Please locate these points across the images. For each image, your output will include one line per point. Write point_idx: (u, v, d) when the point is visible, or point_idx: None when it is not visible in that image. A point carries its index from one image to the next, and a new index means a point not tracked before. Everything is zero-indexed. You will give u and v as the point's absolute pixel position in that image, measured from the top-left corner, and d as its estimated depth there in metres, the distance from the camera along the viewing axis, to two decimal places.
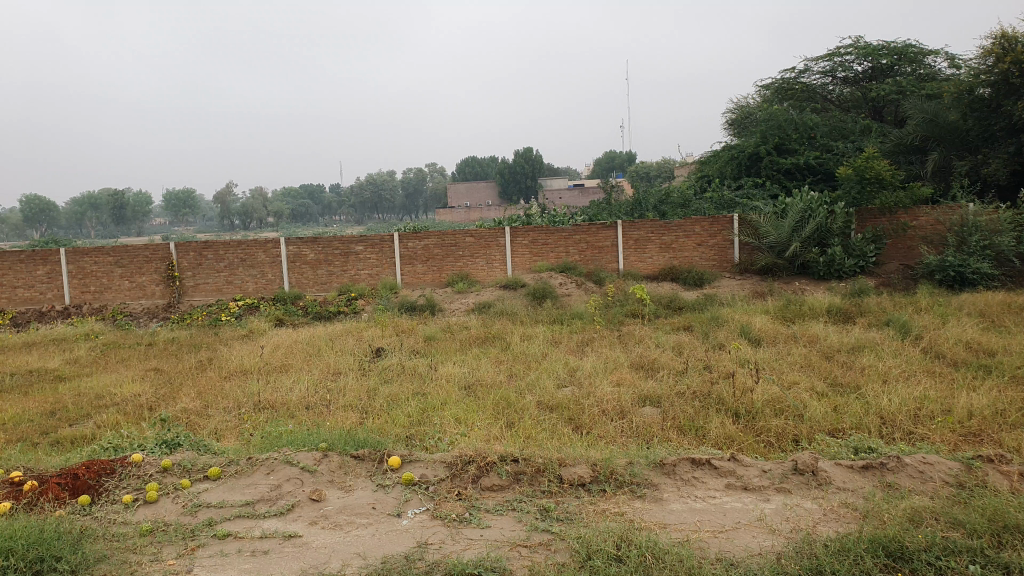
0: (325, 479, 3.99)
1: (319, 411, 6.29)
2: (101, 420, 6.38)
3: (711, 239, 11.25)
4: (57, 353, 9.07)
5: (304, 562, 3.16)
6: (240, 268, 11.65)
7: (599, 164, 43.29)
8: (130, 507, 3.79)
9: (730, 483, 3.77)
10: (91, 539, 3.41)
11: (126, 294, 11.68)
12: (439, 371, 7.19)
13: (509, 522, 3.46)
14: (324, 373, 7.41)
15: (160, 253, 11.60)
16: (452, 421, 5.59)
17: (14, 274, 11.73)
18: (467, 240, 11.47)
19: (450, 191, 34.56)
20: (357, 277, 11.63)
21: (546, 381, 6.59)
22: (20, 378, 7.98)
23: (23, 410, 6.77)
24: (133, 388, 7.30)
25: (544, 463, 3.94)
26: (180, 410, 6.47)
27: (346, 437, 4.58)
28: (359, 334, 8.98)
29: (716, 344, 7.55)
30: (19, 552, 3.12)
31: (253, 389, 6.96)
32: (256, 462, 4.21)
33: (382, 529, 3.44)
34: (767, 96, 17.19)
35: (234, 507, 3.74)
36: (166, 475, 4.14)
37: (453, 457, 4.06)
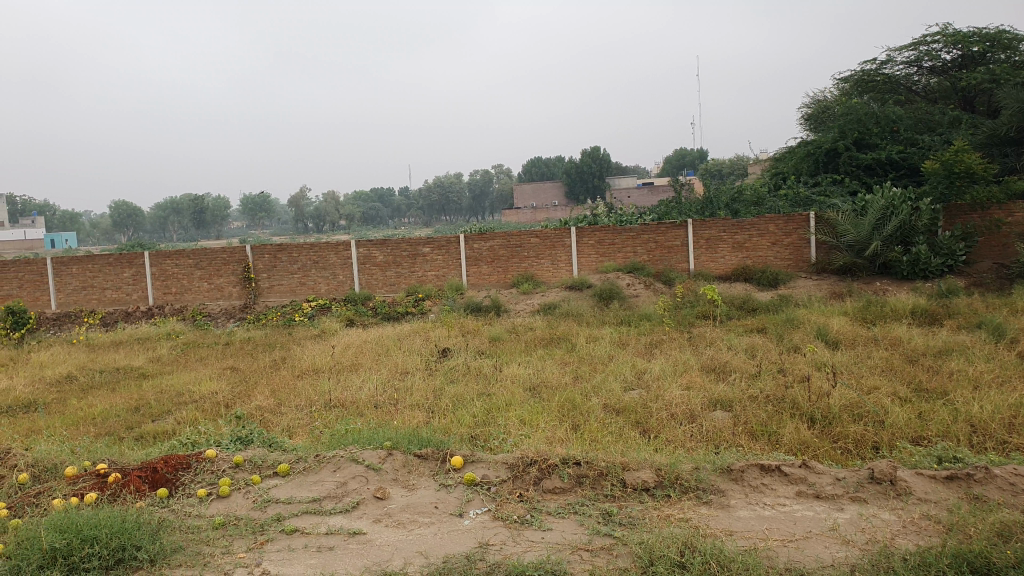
0: (390, 477, 4.04)
1: (386, 409, 6.39)
2: (180, 416, 6.64)
3: (786, 238, 10.92)
4: (142, 351, 9.50)
5: (368, 559, 3.21)
6: (313, 270, 11.95)
7: (668, 163, 42.64)
8: (205, 501, 3.93)
9: (801, 491, 3.64)
10: (168, 530, 3.55)
11: (206, 295, 12.14)
12: (505, 372, 7.21)
13: (571, 524, 3.43)
14: (392, 373, 7.53)
15: (237, 256, 12.03)
16: (517, 422, 5.60)
17: (101, 276, 12.33)
18: (534, 241, 11.46)
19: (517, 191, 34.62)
20: (425, 278, 11.78)
21: (613, 383, 6.53)
22: (107, 375, 8.39)
23: (109, 406, 7.11)
24: (211, 386, 7.58)
25: (608, 466, 3.89)
26: (254, 408, 6.66)
27: (410, 436, 4.63)
28: (425, 335, 9.09)
29: (790, 346, 7.32)
30: (103, 540, 3.28)
31: (324, 387, 7.13)
32: (323, 460, 4.29)
33: (444, 528, 3.47)
34: (846, 89, 16.58)
35: (302, 503, 3.83)
36: (238, 470, 4.28)
37: (515, 458, 4.05)
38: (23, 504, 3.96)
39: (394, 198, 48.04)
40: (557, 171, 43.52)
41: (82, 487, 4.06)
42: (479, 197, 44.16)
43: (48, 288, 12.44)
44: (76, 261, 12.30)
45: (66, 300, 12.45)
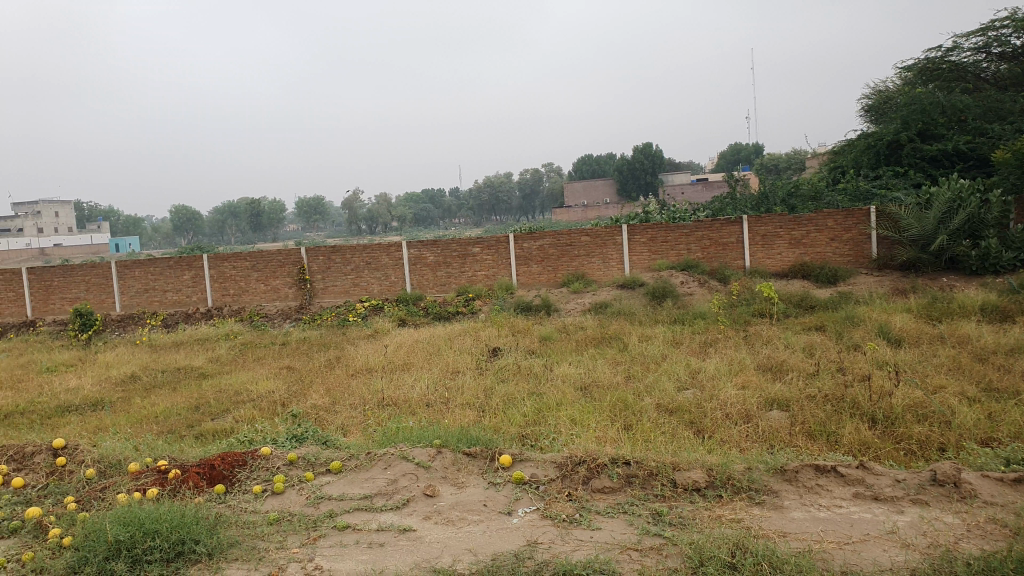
0: (439, 475, 4.07)
1: (438, 408, 6.44)
2: (238, 415, 6.82)
3: (846, 233, 10.62)
4: (202, 352, 9.78)
5: (417, 556, 3.24)
6: (366, 271, 12.13)
7: (724, 158, 41.80)
8: (260, 497, 4.03)
9: (859, 493, 3.54)
10: (225, 525, 3.65)
11: (263, 296, 12.43)
12: (555, 371, 7.19)
13: (620, 524, 3.39)
14: (443, 372, 7.59)
15: (292, 258, 12.29)
16: (568, 422, 5.57)
17: (163, 279, 12.73)
18: (585, 239, 11.40)
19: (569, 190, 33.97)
20: (476, 278, 11.83)
21: (666, 383, 6.45)
22: (168, 375, 8.67)
23: (171, 405, 7.34)
24: (268, 385, 7.77)
25: (658, 466, 3.84)
26: (310, 406, 6.80)
27: (460, 435, 4.65)
28: (476, 334, 9.13)
29: (850, 344, 7.12)
30: (164, 534, 3.38)
31: (377, 386, 7.24)
32: (374, 457, 4.35)
33: (493, 526, 3.48)
34: (909, 78, 16.03)
35: (353, 500, 3.89)
36: (292, 467, 4.37)
37: (564, 458, 4.04)
38: (90, 498, 4.13)
39: (445, 199, 48.36)
40: (609, 168, 43.15)
41: (144, 482, 4.20)
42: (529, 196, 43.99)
43: (112, 291, 12.91)
44: (138, 264, 12.72)
45: (130, 302, 12.90)
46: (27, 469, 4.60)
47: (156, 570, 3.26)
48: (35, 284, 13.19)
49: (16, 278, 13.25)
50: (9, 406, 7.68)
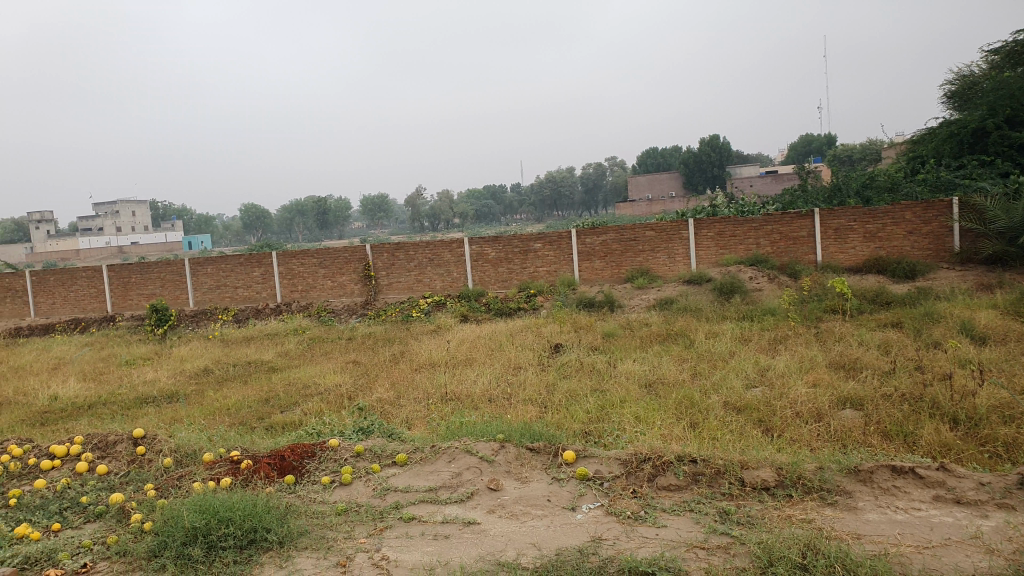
0: (503, 469, 4.09)
1: (500, 404, 6.47)
2: (307, 408, 6.99)
3: (925, 226, 10.19)
4: (272, 346, 10.07)
5: (482, 549, 3.27)
6: (429, 268, 12.27)
7: (794, 149, 40.28)
8: (328, 488, 4.12)
9: (939, 495, 3.40)
10: (295, 514, 3.75)
11: (329, 292, 12.71)
12: (619, 368, 7.13)
13: (686, 522, 3.35)
14: (506, 368, 7.62)
15: (357, 255, 12.53)
16: (632, 420, 5.52)
17: (234, 275, 13.14)
18: (649, 234, 11.25)
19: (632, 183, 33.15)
20: (538, 274, 11.81)
21: (734, 381, 6.32)
22: (240, 369, 8.95)
23: (243, 398, 7.58)
24: (335, 379, 7.95)
25: (725, 464, 3.77)
26: (375, 400, 6.93)
27: (524, 430, 4.66)
28: (538, 330, 9.13)
29: (930, 342, 6.84)
30: (238, 522, 3.50)
31: (440, 381, 7.31)
32: (439, 450, 4.39)
33: (557, 521, 3.47)
34: (996, 61, 15.23)
35: (419, 492, 3.94)
36: (359, 459, 4.45)
37: (629, 455, 4.00)
38: (168, 486, 4.29)
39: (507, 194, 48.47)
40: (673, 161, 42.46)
41: (218, 471, 4.34)
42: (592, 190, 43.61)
43: (186, 288, 13.38)
44: (211, 261, 13.15)
45: (203, 298, 13.35)
46: (110, 456, 4.81)
47: (231, 556, 3.37)
48: (114, 281, 13.78)
49: (97, 275, 13.88)
50: (92, 397, 8.06)
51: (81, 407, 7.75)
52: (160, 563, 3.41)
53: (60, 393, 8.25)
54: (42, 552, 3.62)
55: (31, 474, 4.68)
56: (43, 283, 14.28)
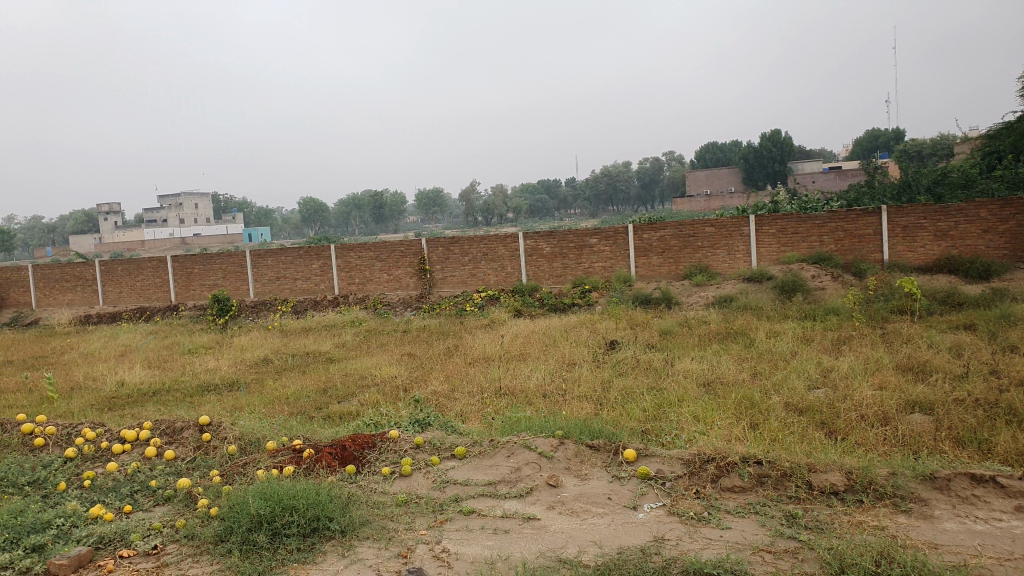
0: (562, 466, 4.07)
1: (555, 400, 6.44)
2: (363, 399, 7.09)
3: (1001, 224, 9.75)
4: (329, 337, 10.24)
5: (543, 545, 3.26)
6: (483, 262, 12.30)
7: (861, 144, 39.06)
8: (388, 479, 4.16)
9: (1022, 506, 3.25)
10: (356, 505, 3.79)
11: (385, 285, 12.86)
12: (677, 366, 7.03)
13: (752, 525, 3.27)
14: (560, 364, 7.59)
15: (413, 249, 12.64)
16: (690, 419, 5.44)
17: (293, 267, 13.39)
18: (708, 230, 11.04)
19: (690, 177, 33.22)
20: (592, 269, 11.71)
21: (796, 381, 6.17)
22: (298, 359, 9.13)
23: (301, 387, 7.74)
24: (391, 370, 8.04)
25: (792, 467, 3.67)
26: (430, 393, 6.99)
27: (583, 426, 4.62)
28: (593, 326, 9.07)
29: (1006, 346, 6.55)
30: (301, 510, 3.55)
31: (494, 375, 7.33)
32: (497, 444, 4.38)
33: (618, 520, 3.44)
34: None
35: (479, 485, 3.95)
36: (418, 451, 4.49)
37: (691, 455, 3.93)
38: (233, 472, 4.38)
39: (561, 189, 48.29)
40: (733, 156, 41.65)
41: (281, 460, 4.42)
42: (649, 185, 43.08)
43: (247, 279, 13.69)
44: (271, 254, 13.42)
45: (263, 290, 13.64)
46: (177, 442, 4.94)
47: (294, 544, 3.43)
48: (178, 272, 14.18)
49: (162, 265, 14.30)
50: (157, 384, 8.32)
51: (147, 394, 8.00)
52: (227, 548, 3.49)
53: (127, 380, 8.54)
54: (116, 533, 3.74)
55: (102, 457, 4.83)
56: (111, 272, 14.78)
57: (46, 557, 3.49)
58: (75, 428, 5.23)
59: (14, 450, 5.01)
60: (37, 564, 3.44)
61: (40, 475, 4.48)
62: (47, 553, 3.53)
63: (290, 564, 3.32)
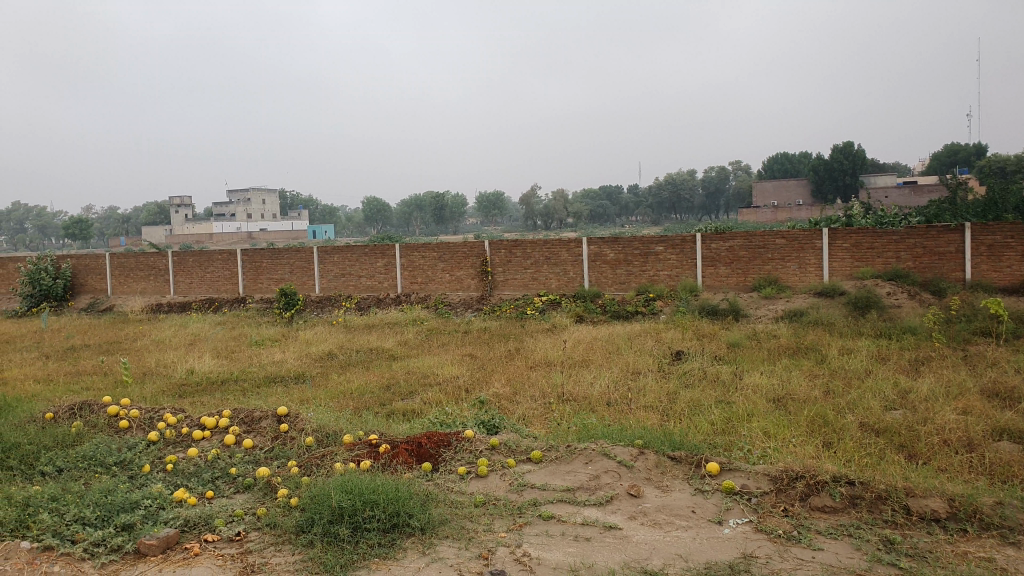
0: (643, 476, 4.00)
1: (620, 408, 6.36)
2: (427, 397, 7.12)
3: None
4: (392, 334, 10.36)
5: (627, 555, 3.20)
6: (545, 266, 12.26)
7: (939, 158, 37.75)
8: (464, 478, 4.17)
9: None
10: (435, 503, 3.79)
11: (447, 286, 12.94)
12: (746, 380, 6.87)
13: (846, 547, 3.16)
14: (624, 372, 7.50)
15: (476, 250, 12.67)
16: (762, 435, 5.30)
17: (358, 265, 13.58)
18: (779, 242, 10.78)
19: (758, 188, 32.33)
20: (657, 277, 11.57)
21: (872, 401, 5.97)
22: (362, 355, 9.25)
23: (366, 382, 7.83)
24: (453, 370, 8.08)
25: (888, 490, 3.53)
26: (494, 394, 6.98)
27: (662, 437, 4.54)
28: (658, 335, 8.95)
29: None
30: (382, 505, 3.56)
31: (557, 380, 7.29)
32: (574, 451, 4.34)
33: (703, 534, 3.36)
34: None
35: (557, 491, 3.91)
36: (494, 452, 4.48)
37: (778, 471, 3.82)
38: (311, 464, 4.42)
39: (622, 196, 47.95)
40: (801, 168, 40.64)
41: (358, 454, 4.45)
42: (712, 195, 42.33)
43: (314, 274, 13.94)
44: (338, 251, 13.63)
45: (328, 285, 13.87)
46: (256, 431, 5.02)
47: (375, 539, 3.44)
48: (247, 265, 14.51)
49: (232, 258, 14.65)
50: (226, 373, 8.52)
51: (217, 382, 8.19)
52: (308, 539, 3.52)
53: (196, 368, 8.76)
54: (200, 517, 3.81)
55: (183, 443, 4.94)
56: (183, 263, 15.20)
57: (136, 537, 3.57)
58: (157, 413, 5.39)
59: (100, 430, 5.17)
60: (126, 543, 3.52)
61: (126, 456, 4.61)
62: (136, 533, 3.61)
63: (372, 558, 3.33)
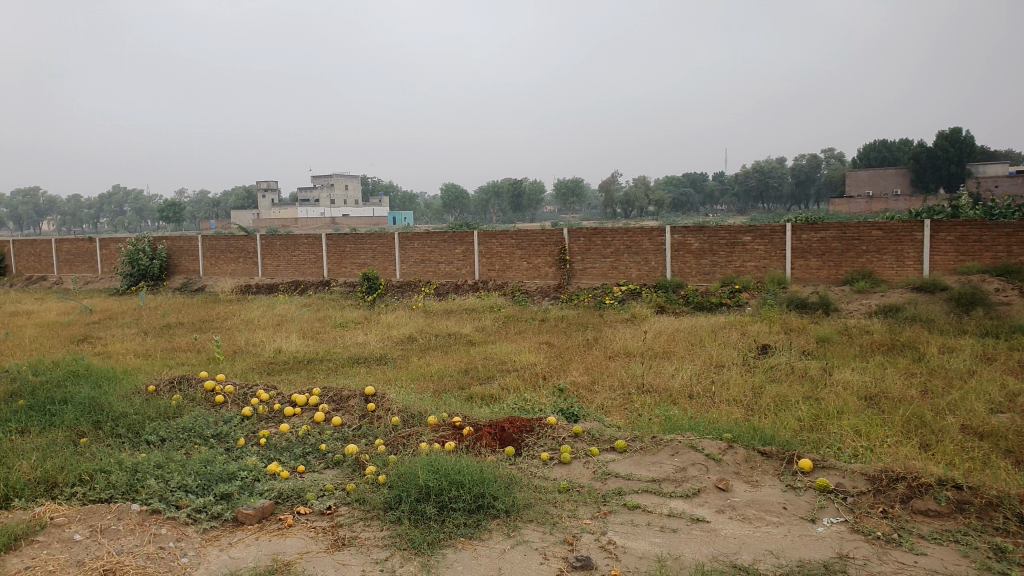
0: (731, 470, 3.92)
1: (702, 402, 6.24)
2: (505, 383, 7.17)
3: None
4: (470, 320, 10.47)
5: (715, 548, 3.14)
6: (626, 255, 12.13)
7: None
8: (548, 464, 4.17)
9: None
10: (519, 486, 3.81)
11: (524, 273, 12.97)
12: (836, 376, 6.64)
13: (951, 553, 3.02)
14: (707, 365, 7.34)
15: (555, 238, 12.66)
16: (854, 433, 5.11)
17: (437, 251, 13.76)
18: (875, 234, 10.34)
19: (853, 176, 31.07)
20: (743, 269, 11.28)
21: (977, 403, 5.67)
22: (442, 339, 9.38)
23: (445, 366, 7.95)
24: (531, 357, 8.10)
25: (999, 497, 3.34)
26: (572, 383, 6.97)
27: (752, 431, 4.44)
28: (743, 328, 8.74)
29: None
30: (467, 487, 3.59)
31: (637, 371, 7.20)
32: (660, 442, 4.29)
33: (795, 531, 3.27)
34: None
35: (642, 481, 3.87)
36: (577, 440, 4.48)
37: (876, 471, 3.68)
38: (397, 443, 4.51)
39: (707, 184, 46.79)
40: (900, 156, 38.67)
41: (443, 435, 4.51)
42: (803, 183, 39.99)
43: (395, 260, 14.20)
44: (417, 237, 13.84)
45: (408, 271, 14.09)
46: (344, 409, 5.16)
47: (461, 519, 3.48)
48: (331, 249, 14.89)
49: (317, 242, 15.06)
50: (311, 353, 8.78)
51: (303, 361, 8.46)
52: (396, 516, 3.58)
53: (284, 347, 9.06)
54: (293, 490, 3.95)
55: (275, 418, 5.12)
56: (271, 247, 15.72)
57: (235, 506, 3.72)
58: (250, 389, 5.60)
59: (198, 404, 5.42)
60: (225, 511, 3.68)
61: (223, 429, 4.81)
62: (234, 502, 3.76)
63: (458, 538, 3.37)
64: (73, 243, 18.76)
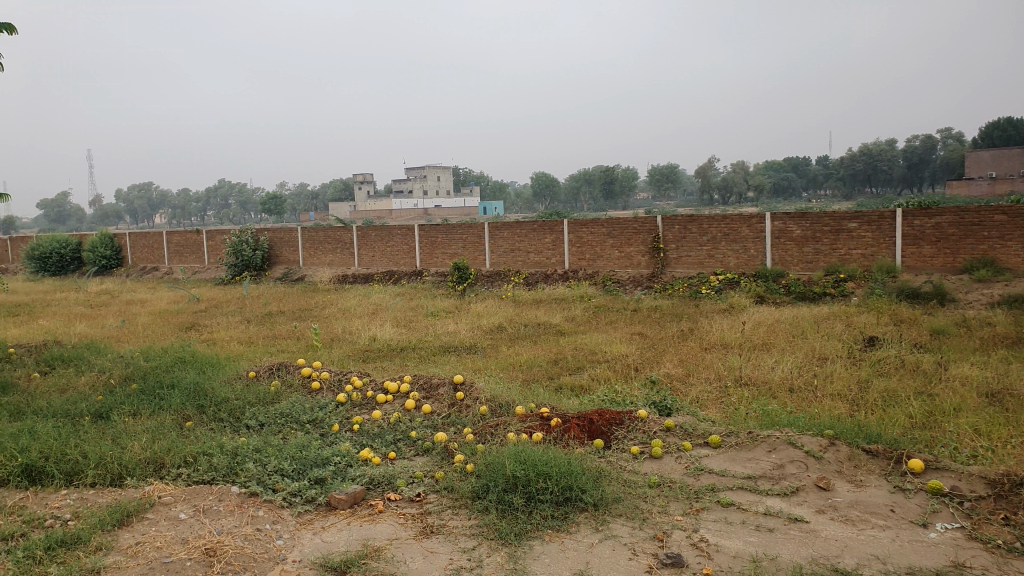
0: (833, 469, 3.72)
1: (804, 396, 5.97)
2: (595, 373, 7.09)
3: None
4: (560, 310, 10.41)
5: (815, 550, 2.98)
6: (723, 243, 11.77)
7: None
8: (638, 458, 4.08)
9: None
10: (608, 480, 3.74)
11: (616, 263, 12.80)
12: (952, 371, 6.21)
13: None
14: (809, 357, 7.02)
15: (648, 226, 12.43)
16: (974, 433, 4.76)
17: (527, 241, 13.75)
18: (998, 218, 9.60)
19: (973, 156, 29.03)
20: (849, 256, 10.73)
21: None
22: (532, 329, 9.37)
23: (535, 356, 7.93)
24: (622, 348, 7.98)
25: None
26: (665, 375, 6.81)
27: (856, 428, 4.20)
28: (848, 319, 8.32)
29: None
30: (554, 479, 3.55)
31: (733, 363, 6.97)
32: (757, 438, 4.12)
33: (904, 536, 3.06)
34: None
35: (737, 478, 3.72)
36: (669, 434, 4.36)
37: (996, 475, 3.40)
38: (485, 432, 4.51)
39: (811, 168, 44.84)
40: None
41: (530, 425, 4.49)
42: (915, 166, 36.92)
43: (485, 250, 14.30)
44: (508, 227, 13.87)
45: (499, 260, 14.15)
46: (433, 397, 5.22)
47: (548, 511, 3.45)
48: (424, 239, 15.13)
49: (410, 233, 15.34)
50: (404, 342, 8.95)
51: (396, 349, 8.63)
52: (483, 505, 3.58)
53: (378, 335, 9.27)
54: (383, 477, 4.01)
55: (368, 405, 5.23)
56: (366, 237, 16.13)
57: (328, 491, 3.81)
58: (345, 376, 5.76)
59: (295, 390, 5.60)
60: (319, 495, 3.78)
61: (318, 415, 4.96)
62: (328, 487, 3.86)
63: (546, 530, 3.33)
64: (183, 235, 19.84)
